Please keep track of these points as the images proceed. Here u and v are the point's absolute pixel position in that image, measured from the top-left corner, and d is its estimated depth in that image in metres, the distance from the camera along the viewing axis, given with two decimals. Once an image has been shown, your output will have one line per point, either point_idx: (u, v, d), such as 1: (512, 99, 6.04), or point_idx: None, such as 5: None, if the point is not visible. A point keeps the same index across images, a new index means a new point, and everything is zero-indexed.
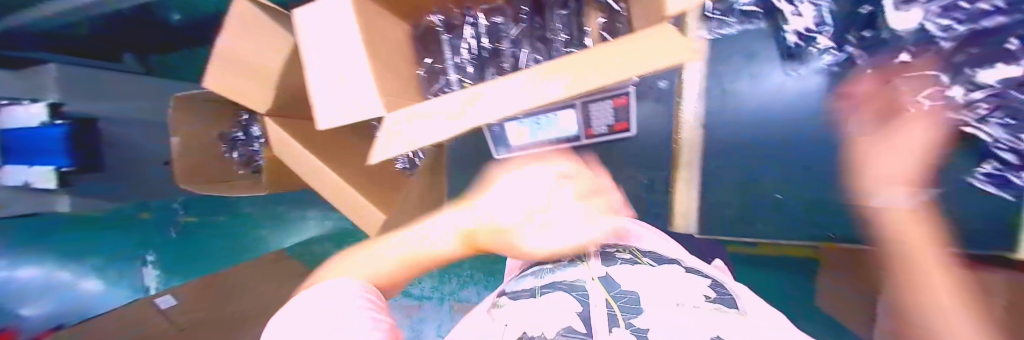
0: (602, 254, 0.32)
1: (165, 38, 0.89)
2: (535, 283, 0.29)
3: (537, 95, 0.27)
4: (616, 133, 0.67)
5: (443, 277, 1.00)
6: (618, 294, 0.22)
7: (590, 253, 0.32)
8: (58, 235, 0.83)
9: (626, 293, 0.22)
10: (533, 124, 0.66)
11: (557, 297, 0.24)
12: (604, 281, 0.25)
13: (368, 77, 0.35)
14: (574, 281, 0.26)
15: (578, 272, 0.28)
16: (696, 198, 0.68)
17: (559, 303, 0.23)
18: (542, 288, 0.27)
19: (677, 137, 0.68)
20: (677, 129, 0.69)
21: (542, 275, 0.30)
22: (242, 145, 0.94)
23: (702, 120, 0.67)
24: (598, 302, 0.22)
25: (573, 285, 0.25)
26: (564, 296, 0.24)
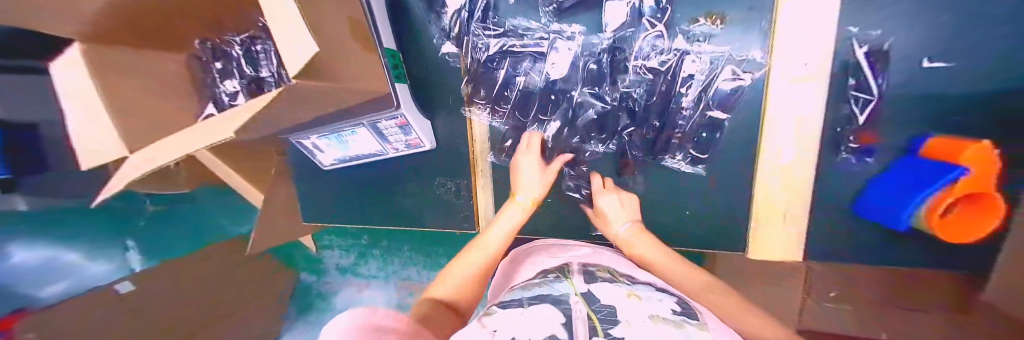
0: (583, 274, 0.34)
1: (196, 17, 0.41)
2: (524, 293, 0.30)
3: (108, 152, 0.38)
4: (414, 147, 0.52)
5: (351, 252, 0.76)
6: (598, 307, 0.23)
7: (574, 273, 0.34)
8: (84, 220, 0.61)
9: (605, 306, 0.24)
10: (338, 142, 0.51)
11: (541, 309, 0.24)
12: (587, 296, 0.27)
13: (107, 149, 0.38)
14: (560, 294, 0.27)
15: (564, 290, 0.29)
16: (491, 209, 0.55)
17: (542, 314, 0.23)
18: (530, 299, 0.27)
19: (473, 182, 0.53)
20: (472, 154, 0.52)
21: (531, 289, 0.31)
22: (242, 69, 0.44)
23: (495, 157, 0.51)
24: (579, 314, 0.23)
25: (559, 299, 0.26)
26: (550, 310, 0.23)
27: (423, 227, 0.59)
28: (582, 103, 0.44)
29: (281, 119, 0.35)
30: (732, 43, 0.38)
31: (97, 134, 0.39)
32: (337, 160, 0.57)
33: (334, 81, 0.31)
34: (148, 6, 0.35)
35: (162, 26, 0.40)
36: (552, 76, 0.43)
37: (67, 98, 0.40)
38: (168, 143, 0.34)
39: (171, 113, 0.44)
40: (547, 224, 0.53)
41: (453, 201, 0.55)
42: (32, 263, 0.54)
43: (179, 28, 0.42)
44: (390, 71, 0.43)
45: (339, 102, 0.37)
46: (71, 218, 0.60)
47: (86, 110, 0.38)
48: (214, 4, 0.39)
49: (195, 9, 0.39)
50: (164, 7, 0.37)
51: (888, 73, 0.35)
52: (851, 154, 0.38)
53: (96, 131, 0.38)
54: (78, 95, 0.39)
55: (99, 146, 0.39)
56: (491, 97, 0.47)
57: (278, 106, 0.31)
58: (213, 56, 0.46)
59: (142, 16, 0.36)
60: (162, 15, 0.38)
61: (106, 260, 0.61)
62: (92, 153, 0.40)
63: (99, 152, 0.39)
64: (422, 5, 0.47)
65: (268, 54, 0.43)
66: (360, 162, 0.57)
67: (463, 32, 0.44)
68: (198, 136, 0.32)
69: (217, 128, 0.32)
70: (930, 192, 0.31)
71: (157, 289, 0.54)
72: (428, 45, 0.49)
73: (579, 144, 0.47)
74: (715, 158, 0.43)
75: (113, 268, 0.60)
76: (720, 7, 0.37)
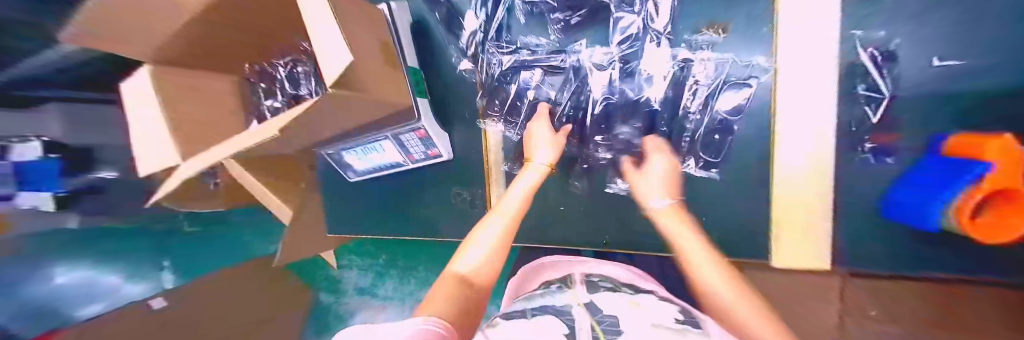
0: (586, 284, 0.34)
1: (248, 43, 0.47)
2: (527, 305, 0.30)
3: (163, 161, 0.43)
4: (432, 157, 0.54)
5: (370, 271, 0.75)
6: (601, 318, 0.24)
7: (576, 283, 0.35)
8: (112, 240, 0.60)
9: (607, 316, 0.24)
10: (362, 154, 0.54)
11: (545, 320, 0.24)
12: (589, 307, 0.27)
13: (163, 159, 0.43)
14: (562, 305, 0.28)
15: (567, 301, 0.29)
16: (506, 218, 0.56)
17: (544, 325, 0.23)
18: (533, 310, 0.28)
19: (488, 190, 0.55)
20: (488, 164, 0.54)
21: (533, 300, 0.31)
22: (283, 87, 0.50)
23: (510, 166, 0.53)
24: (581, 326, 0.23)
25: (561, 310, 0.27)
26: (552, 322, 0.24)
27: (440, 237, 0.60)
28: (591, 110, 0.46)
29: (314, 127, 0.39)
30: (735, 49, 0.40)
31: (156, 146, 0.43)
32: (360, 172, 0.60)
33: (366, 94, 0.35)
34: (212, 33, 0.41)
35: (220, 52, 0.46)
36: (563, 86, 0.46)
37: (131, 113, 0.45)
38: (219, 150, 0.38)
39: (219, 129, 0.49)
40: (564, 233, 0.53)
41: (469, 210, 0.57)
42: (73, 284, 0.53)
43: (233, 53, 0.48)
44: (412, 86, 0.47)
45: (358, 116, 0.41)
46: (103, 238, 0.59)
47: (148, 125, 0.43)
48: (264, 32, 0.45)
49: (248, 36, 0.45)
50: (226, 35, 0.43)
51: (898, 73, 0.35)
52: (869, 154, 0.38)
53: (154, 142, 0.43)
54: (142, 111, 0.44)
55: (155, 156, 0.44)
56: (505, 108, 0.50)
57: (314, 116, 0.35)
58: (257, 77, 0.51)
59: (206, 42, 0.42)
60: (222, 42, 0.44)
61: (143, 279, 0.59)
62: (149, 162, 0.44)
63: (155, 162, 0.44)
64: (443, 28, 0.52)
65: (305, 73, 0.48)
66: (381, 174, 0.60)
67: (479, 50, 0.48)
68: (244, 140, 0.37)
69: (260, 133, 0.36)
70: (956, 190, 0.30)
71: (186, 305, 0.58)
72: (446, 63, 0.53)
73: (590, 151, 0.48)
74: (728, 161, 0.43)
75: (149, 288, 0.59)
76: (721, 17, 0.40)
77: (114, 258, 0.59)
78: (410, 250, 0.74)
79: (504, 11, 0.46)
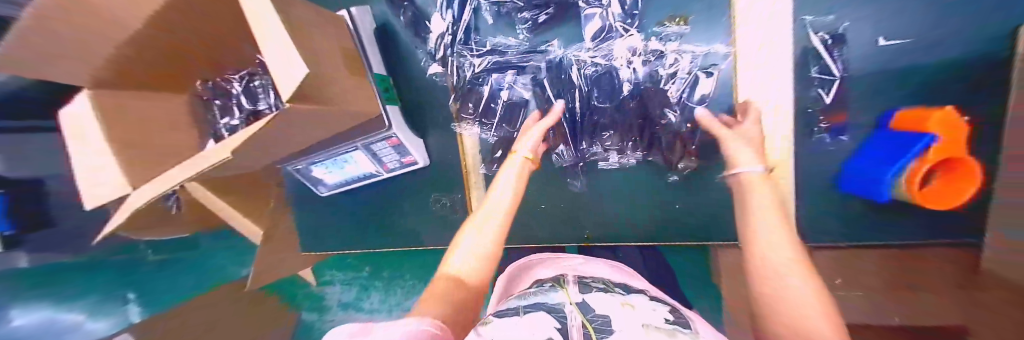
0: (578, 283, 0.33)
1: (200, 57, 0.44)
2: (520, 302, 0.28)
3: (111, 191, 0.39)
4: (408, 165, 0.53)
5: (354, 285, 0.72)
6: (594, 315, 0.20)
7: (570, 283, 0.34)
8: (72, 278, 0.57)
9: (601, 315, 0.21)
10: (334, 167, 0.52)
11: (537, 316, 0.21)
12: (582, 306, 0.24)
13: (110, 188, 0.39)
14: (555, 303, 0.25)
15: (560, 300, 0.28)
16: None
17: (534, 320, 0.20)
18: (527, 307, 0.24)
19: (468, 194, 0.54)
20: (466, 167, 0.53)
21: (525, 298, 0.29)
22: (240, 103, 0.47)
23: (489, 168, 0.52)
24: (573, 322, 0.19)
25: (555, 307, 0.23)
26: (542, 316, 0.20)
27: (423, 245, 0.58)
28: None
29: (274, 144, 0.37)
30: (698, 40, 0.40)
31: (101, 176, 0.40)
32: (334, 186, 0.58)
33: (327, 107, 0.33)
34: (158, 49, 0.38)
35: (168, 69, 0.43)
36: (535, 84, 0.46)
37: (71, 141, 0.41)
38: (169, 177, 0.35)
39: (172, 151, 0.45)
40: (547, 231, 0.53)
41: (451, 215, 0.56)
42: (29, 325, 0.52)
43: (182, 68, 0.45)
44: (381, 94, 0.46)
45: (330, 127, 0.39)
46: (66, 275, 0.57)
47: (91, 154, 0.39)
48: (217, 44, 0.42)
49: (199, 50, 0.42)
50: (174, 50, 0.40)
51: (848, 55, 0.37)
52: (827, 134, 0.39)
53: (99, 173, 0.40)
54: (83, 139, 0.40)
55: (100, 187, 0.40)
56: (479, 110, 0.49)
57: (271, 132, 0.33)
58: (211, 94, 0.48)
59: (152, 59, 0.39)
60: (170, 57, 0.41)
61: (107, 316, 0.56)
62: (93, 194, 0.41)
63: (100, 193, 0.40)
64: (409, 31, 0.50)
65: (263, 87, 0.45)
66: (357, 185, 0.58)
67: (448, 53, 0.47)
68: (195, 163, 0.34)
69: (212, 156, 0.33)
70: (904, 161, 0.31)
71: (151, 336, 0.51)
72: (416, 68, 0.52)
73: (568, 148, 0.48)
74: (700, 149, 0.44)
75: (114, 323, 0.55)
76: (683, 10, 0.41)
77: (76, 297, 0.57)
78: (394, 260, 0.72)
79: (472, 12, 0.46)
